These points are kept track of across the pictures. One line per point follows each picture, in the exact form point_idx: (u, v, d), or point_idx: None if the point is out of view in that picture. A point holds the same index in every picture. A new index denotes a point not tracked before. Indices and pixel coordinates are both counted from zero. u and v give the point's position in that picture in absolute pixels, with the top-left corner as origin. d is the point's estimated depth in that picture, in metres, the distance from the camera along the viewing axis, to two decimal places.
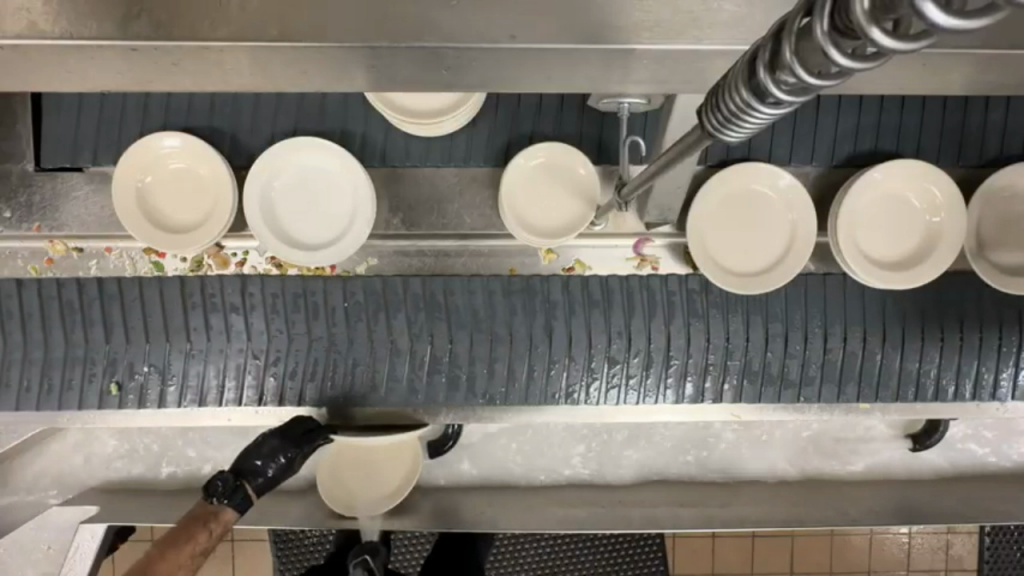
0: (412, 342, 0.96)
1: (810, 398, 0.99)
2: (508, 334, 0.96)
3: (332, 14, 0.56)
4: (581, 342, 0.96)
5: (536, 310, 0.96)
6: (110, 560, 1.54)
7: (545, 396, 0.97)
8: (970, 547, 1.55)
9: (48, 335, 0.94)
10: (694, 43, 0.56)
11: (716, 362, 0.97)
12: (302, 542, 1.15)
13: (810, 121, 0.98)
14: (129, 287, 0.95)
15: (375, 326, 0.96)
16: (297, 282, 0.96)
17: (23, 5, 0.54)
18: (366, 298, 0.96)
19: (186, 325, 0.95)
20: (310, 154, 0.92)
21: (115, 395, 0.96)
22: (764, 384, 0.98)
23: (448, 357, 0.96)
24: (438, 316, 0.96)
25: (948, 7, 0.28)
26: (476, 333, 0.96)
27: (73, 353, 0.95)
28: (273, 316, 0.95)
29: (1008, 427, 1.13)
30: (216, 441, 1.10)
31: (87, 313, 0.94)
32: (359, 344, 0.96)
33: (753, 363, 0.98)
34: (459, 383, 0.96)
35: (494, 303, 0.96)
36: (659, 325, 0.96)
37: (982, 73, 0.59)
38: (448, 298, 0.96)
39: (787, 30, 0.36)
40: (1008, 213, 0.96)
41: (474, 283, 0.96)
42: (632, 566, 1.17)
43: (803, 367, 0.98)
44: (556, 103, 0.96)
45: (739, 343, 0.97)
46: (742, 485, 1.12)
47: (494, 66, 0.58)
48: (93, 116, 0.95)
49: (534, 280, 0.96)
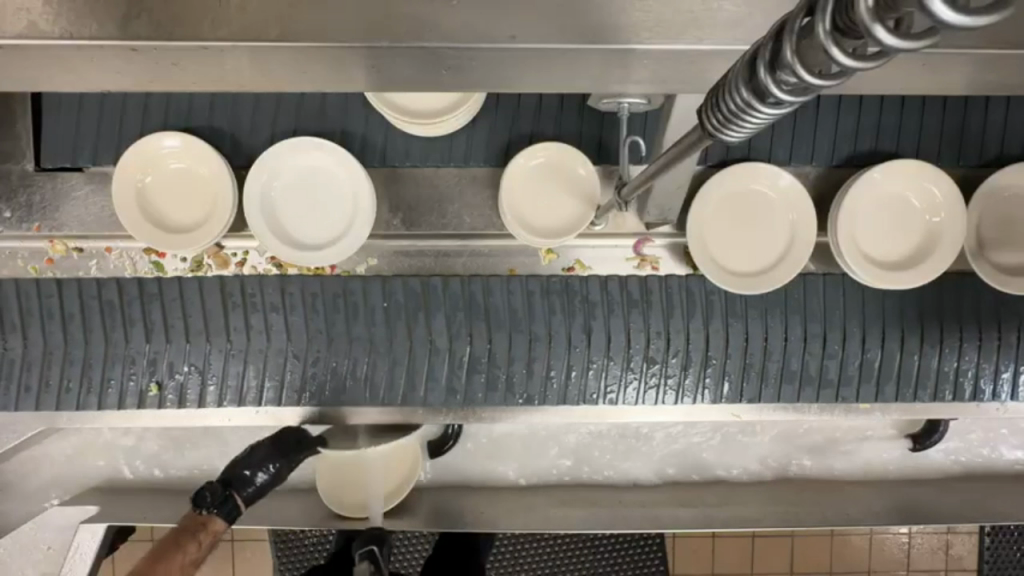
0: (451, 342, 0.94)
1: (848, 398, 0.99)
2: (547, 335, 0.95)
3: (332, 13, 0.56)
4: (619, 341, 0.95)
5: (575, 310, 0.95)
6: (110, 560, 1.53)
7: (581, 396, 0.97)
8: (970, 547, 1.55)
9: (87, 335, 0.93)
10: (693, 43, 0.56)
11: (755, 363, 0.96)
12: (302, 542, 1.15)
13: (809, 121, 0.97)
14: (168, 284, 0.93)
15: (414, 325, 0.95)
16: (319, 282, 0.94)
17: (23, 5, 0.54)
18: (406, 297, 0.95)
19: (226, 326, 0.94)
20: (309, 154, 0.92)
21: (155, 395, 0.95)
22: (804, 384, 0.98)
23: (487, 357, 0.95)
24: (477, 317, 0.95)
25: (953, 2, 0.28)
26: (514, 333, 0.95)
27: (113, 354, 0.93)
28: (313, 314, 0.94)
29: (1008, 427, 1.13)
30: (217, 441, 1.10)
31: (127, 313, 0.93)
32: (398, 344, 0.94)
33: (791, 364, 0.97)
34: (495, 382, 0.95)
35: (533, 302, 0.95)
36: (697, 324, 0.95)
37: (982, 72, 0.58)
38: (488, 299, 0.95)
39: (788, 29, 0.36)
40: (1008, 213, 0.96)
41: (513, 284, 0.95)
42: (632, 566, 1.17)
43: (841, 367, 0.98)
44: (556, 103, 0.96)
45: (778, 342, 0.96)
46: (742, 485, 1.12)
47: (494, 66, 0.58)
48: (93, 116, 0.95)
49: (573, 280, 0.96)
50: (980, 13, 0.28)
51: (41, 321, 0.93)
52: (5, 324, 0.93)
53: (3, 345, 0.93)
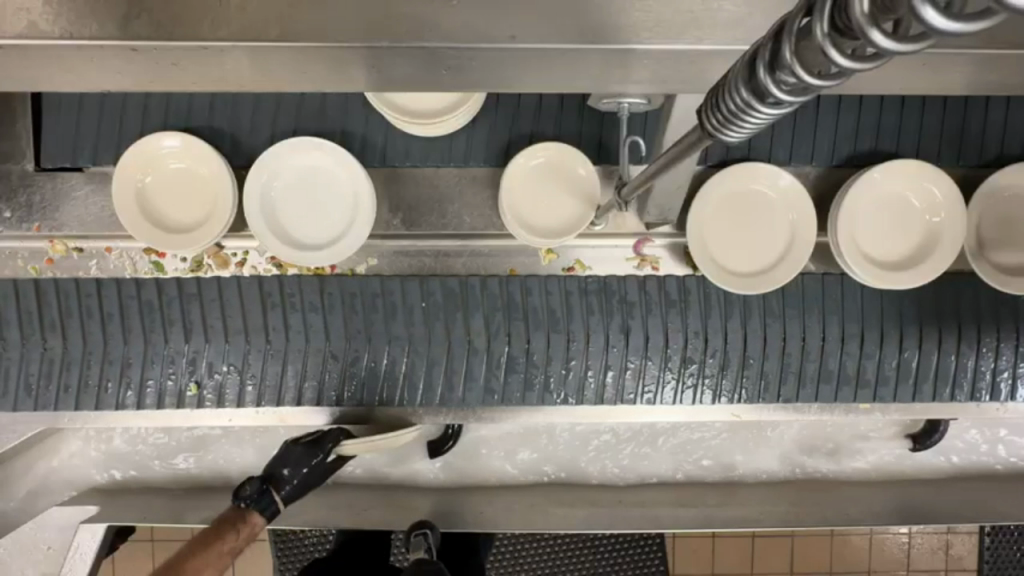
0: (489, 342, 0.95)
1: (885, 398, 0.99)
2: (584, 335, 0.95)
3: (333, 13, 0.56)
4: (657, 340, 0.96)
5: (613, 310, 0.96)
6: (110, 560, 1.53)
7: (617, 396, 0.98)
8: (970, 547, 1.55)
9: (126, 335, 0.94)
10: (693, 43, 0.56)
11: (792, 362, 0.97)
12: (302, 542, 1.16)
13: (809, 121, 0.97)
14: (208, 284, 0.94)
15: (453, 325, 0.95)
16: (364, 284, 0.95)
17: (23, 5, 0.54)
18: (445, 297, 0.96)
19: (266, 325, 0.95)
20: (311, 155, 0.92)
21: (195, 395, 0.96)
22: (840, 384, 0.98)
23: (525, 357, 0.96)
24: (516, 316, 0.96)
25: (947, 10, 0.28)
26: (552, 332, 0.95)
27: (153, 353, 0.94)
28: (353, 315, 0.95)
29: (1008, 427, 1.13)
30: (220, 441, 1.10)
31: (168, 313, 0.94)
32: (437, 344, 0.95)
33: (828, 364, 0.98)
34: (533, 383, 0.96)
35: (571, 302, 0.96)
36: (735, 323, 0.96)
37: (982, 72, 0.58)
38: (526, 298, 0.96)
39: (787, 30, 0.36)
40: (1009, 213, 0.96)
41: (551, 284, 0.96)
42: (632, 565, 1.17)
43: (879, 367, 0.98)
44: (556, 103, 0.96)
45: (815, 343, 0.97)
46: (742, 485, 1.12)
47: (494, 65, 0.58)
48: (93, 116, 0.95)
49: (611, 280, 0.96)
50: (969, 19, 0.28)
51: (81, 322, 0.94)
52: (45, 323, 0.94)
53: (44, 344, 0.94)
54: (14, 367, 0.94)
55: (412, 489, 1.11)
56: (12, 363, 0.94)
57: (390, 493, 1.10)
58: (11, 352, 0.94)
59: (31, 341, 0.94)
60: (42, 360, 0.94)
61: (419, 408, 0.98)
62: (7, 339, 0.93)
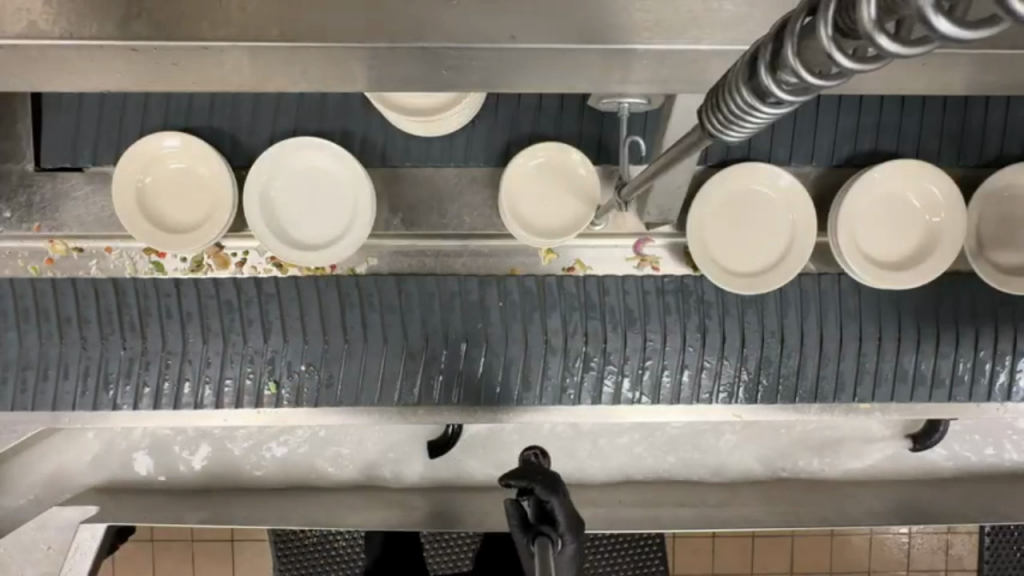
0: (566, 341, 0.97)
1: (960, 398, 1.01)
2: (661, 334, 0.97)
3: (332, 14, 0.56)
4: (734, 340, 0.97)
5: (690, 310, 0.97)
6: (110, 560, 1.53)
7: (693, 395, 0.99)
8: (969, 547, 1.56)
9: (206, 335, 0.96)
10: (693, 42, 0.56)
11: (868, 362, 0.99)
12: (302, 542, 1.11)
13: (809, 120, 0.97)
14: (288, 285, 0.96)
15: (531, 325, 0.97)
16: (453, 283, 0.97)
17: (23, 5, 0.54)
18: (522, 297, 0.97)
19: (344, 324, 0.96)
20: (310, 155, 0.92)
21: (272, 394, 0.97)
22: (916, 384, 1.00)
23: (601, 356, 0.97)
24: (593, 316, 0.97)
25: (952, 16, 0.28)
26: (629, 331, 0.97)
27: (232, 353, 0.96)
28: (431, 314, 0.97)
29: (1007, 426, 1.13)
30: (229, 441, 1.10)
31: (246, 314, 0.96)
32: (514, 344, 0.97)
33: (904, 365, 0.99)
34: (606, 383, 0.98)
35: (648, 302, 0.97)
36: (812, 325, 0.98)
37: (981, 72, 0.58)
38: (603, 298, 0.97)
39: (789, 29, 0.36)
40: (1011, 213, 0.96)
41: (628, 283, 0.98)
42: (632, 566, 1.17)
43: (953, 367, 1.00)
44: (556, 104, 0.96)
45: (891, 345, 0.99)
46: (741, 485, 1.12)
47: (494, 66, 0.58)
48: (94, 117, 0.95)
49: (688, 280, 0.98)
50: (977, 25, 0.28)
51: (161, 321, 0.96)
52: (125, 323, 0.95)
53: (123, 344, 0.96)
54: (95, 365, 0.96)
55: (412, 490, 1.10)
56: (92, 361, 0.96)
57: (390, 494, 1.10)
58: (91, 350, 0.96)
59: (112, 339, 0.96)
60: (123, 359, 0.96)
61: (418, 409, 0.99)
62: (88, 336, 0.95)
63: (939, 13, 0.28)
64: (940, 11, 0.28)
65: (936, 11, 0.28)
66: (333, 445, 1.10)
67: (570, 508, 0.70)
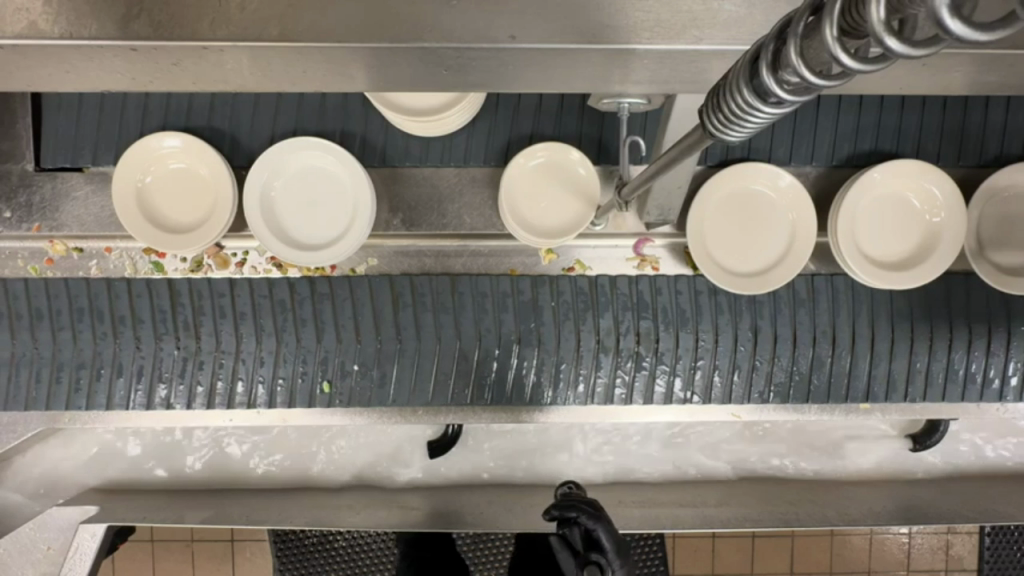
0: (619, 340, 0.96)
1: (1011, 399, 1.01)
2: (713, 334, 0.97)
3: (333, 14, 0.56)
4: (787, 340, 0.97)
5: (742, 310, 0.97)
6: (110, 560, 1.54)
7: (745, 395, 0.99)
8: (970, 547, 1.56)
9: (259, 335, 0.95)
10: (694, 42, 0.55)
11: (920, 363, 0.99)
12: (302, 542, 1.11)
13: (809, 121, 0.97)
14: (340, 286, 0.96)
15: (583, 325, 0.96)
16: (506, 283, 0.97)
17: (23, 5, 0.53)
18: (574, 296, 0.97)
19: (397, 324, 0.96)
20: (310, 155, 0.92)
21: (327, 394, 0.97)
22: (966, 385, 1.00)
23: (654, 355, 0.97)
24: (646, 316, 0.97)
25: (966, 17, 0.28)
26: (682, 332, 0.97)
27: (285, 353, 0.96)
28: (483, 315, 0.96)
29: (1007, 426, 1.13)
30: (230, 440, 1.10)
31: (299, 314, 0.95)
32: (567, 344, 0.96)
33: (954, 365, 0.99)
34: (658, 383, 0.98)
35: (700, 301, 0.97)
36: (863, 325, 0.98)
37: (982, 72, 0.58)
38: (656, 298, 0.97)
39: (793, 29, 0.35)
40: (1013, 214, 0.96)
41: (680, 283, 0.98)
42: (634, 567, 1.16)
43: (1004, 367, 0.99)
44: (556, 103, 0.96)
45: (943, 345, 0.99)
46: (741, 483, 1.12)
47: (494, 66, 0.58)
48: (93, 116, 0.95)
49: None
50: (988, 29, 0.28)
51: (214, 322, 0.95)
52: (179, 322, 0.95)
53: (177, 343, 0.95)
54: (148, 365, 0.96)
55: (414, 490, 1.10)
56: (146, 360, 0.95)
57: (392, 493, 1.10)
58: (145, 348, 0.95)
59: (165, 339, 0.95)
60: (176, 359, 0.96)
61: (419, 409, 0.99)
62: (141, 335, 0.95)
63: (953, 15, 0.28)
64: (955, 14, 0.28)
65: (950, 14, 0.28)
66: (335, 444, 1.11)
67: (616, 535, 0.66)
